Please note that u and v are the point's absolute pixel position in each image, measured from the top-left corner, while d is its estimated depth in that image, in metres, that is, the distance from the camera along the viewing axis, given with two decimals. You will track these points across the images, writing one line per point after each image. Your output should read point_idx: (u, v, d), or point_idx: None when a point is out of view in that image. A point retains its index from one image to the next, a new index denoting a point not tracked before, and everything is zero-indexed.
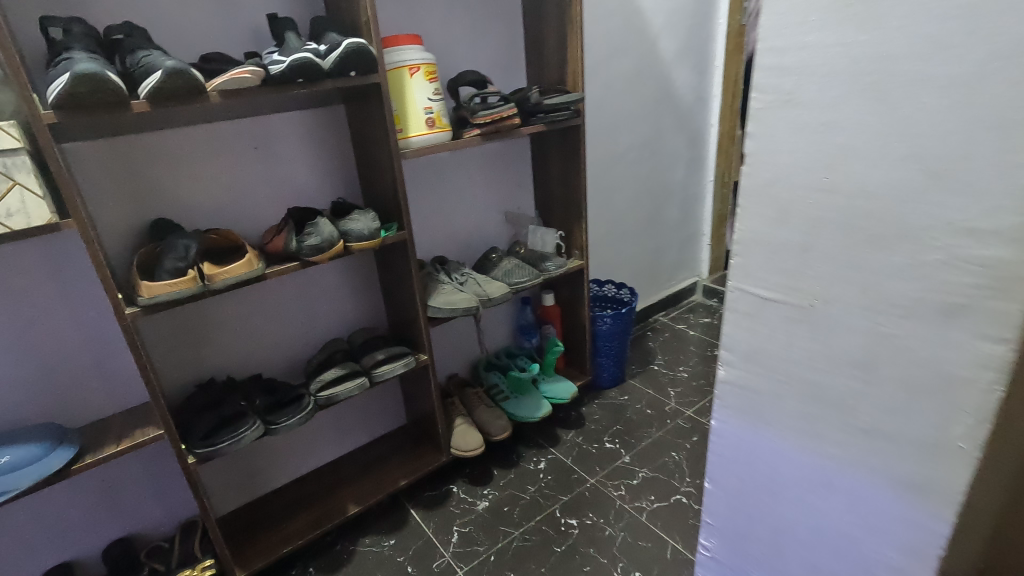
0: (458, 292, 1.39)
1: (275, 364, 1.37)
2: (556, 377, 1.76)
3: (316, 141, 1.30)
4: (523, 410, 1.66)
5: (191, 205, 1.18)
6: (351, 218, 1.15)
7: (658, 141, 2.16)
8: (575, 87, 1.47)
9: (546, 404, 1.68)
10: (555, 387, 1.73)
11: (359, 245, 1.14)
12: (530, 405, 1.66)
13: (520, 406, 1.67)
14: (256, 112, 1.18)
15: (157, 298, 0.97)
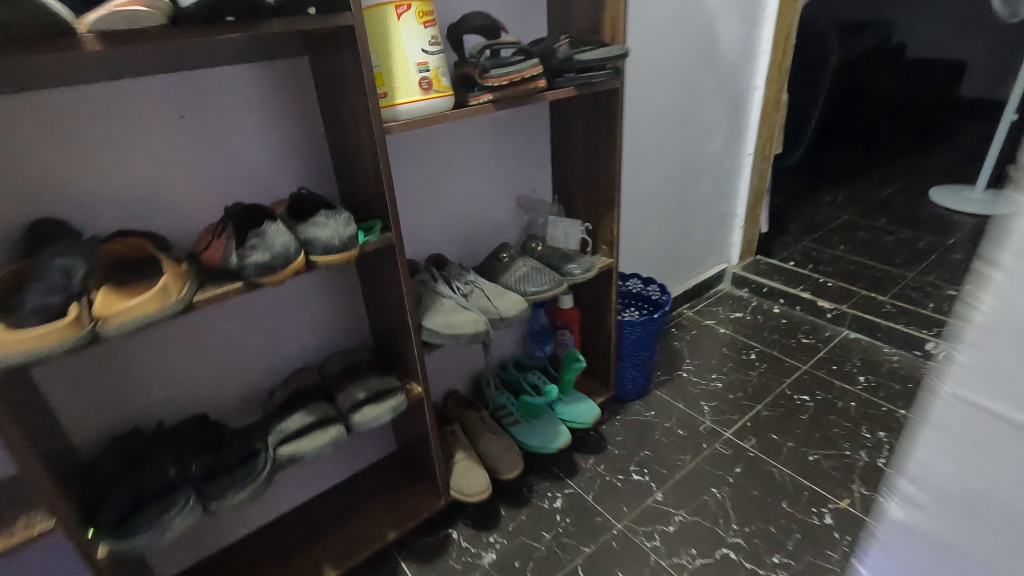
0: (462, 309, 1.07)
1: (227, 399, 1.07)
2: (576, 397, 1.47)
3: (271, 107, 0.96)
4: (537, 440, 1.37)
5: (92, 199, 0.84)
6: (314, 221, 0.82)
7: (697, 106, 1.82)
8: (614, 39, 1.12)
9: (564, 432, 1.39)
10: (575, 410, 1.44)
11: (325, 259, 0.81)
12: (545, 434, 1.38)
13: (534, 434, 1.38)
14: (178, 66, 0.83)
15: (11, 358, 0.63)
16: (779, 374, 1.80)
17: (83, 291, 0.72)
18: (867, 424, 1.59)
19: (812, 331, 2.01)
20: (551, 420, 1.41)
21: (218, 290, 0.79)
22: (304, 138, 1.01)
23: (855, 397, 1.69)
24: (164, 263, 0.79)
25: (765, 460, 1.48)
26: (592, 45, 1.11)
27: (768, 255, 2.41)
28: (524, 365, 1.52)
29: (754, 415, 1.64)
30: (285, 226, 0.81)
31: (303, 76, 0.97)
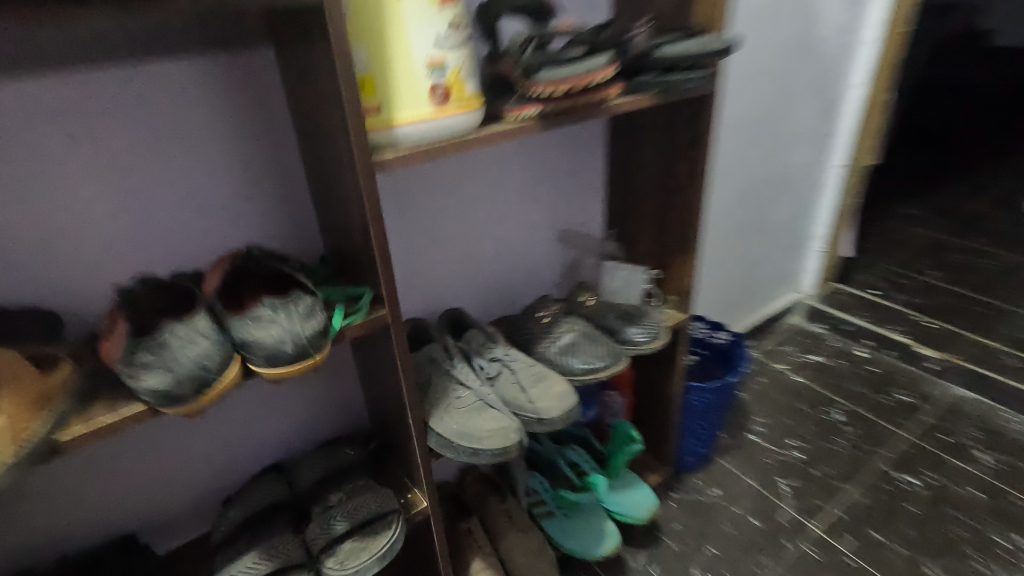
0: (490, 408, 0.77)
1: (168, 502, 0.81)
2: (627, 483, 1.19)
3: (202, 118, 0.69)
4: (580, 544, 1.10)
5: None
6: (258, 316, 0.53)
7: (785, 108, 1.46)
8: (709, 25, 0.80)
9: (613, 533, 1.12)
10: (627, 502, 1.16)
11: (270, 375, 0.52)
12: (589, 538, 1.10)
13: (575, 535, 1.11)
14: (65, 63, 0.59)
15: None
16: (873, 443, 1.46)
17: None
18: (995, 523, 1.25)
19: (909, 384, 1.65)
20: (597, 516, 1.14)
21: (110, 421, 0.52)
22: (254, 160, 0.74)
23: (976, 482, 1.34)
24: (15, 375, 0.49)
25: (867, 572, 1.16)
26: (678, 34, 0.78)
27: (846, 283, 2.04)
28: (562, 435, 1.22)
29: (848, 503, 1.30)
30: (211, 321, 0.53)
31: (251, 75, 0.71)
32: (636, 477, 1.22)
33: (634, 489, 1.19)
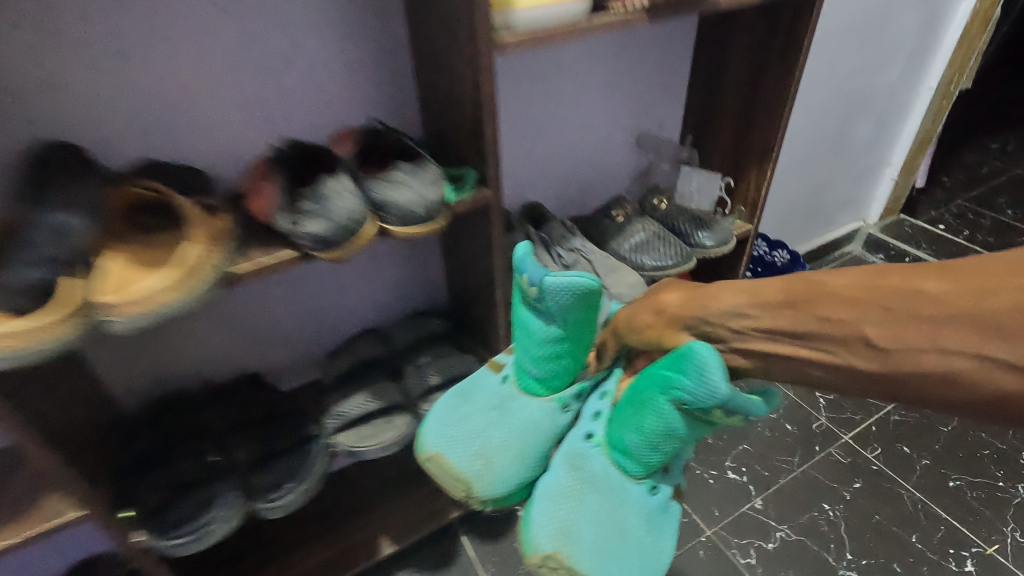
0: None
1: (281, 354, 0.92)
2: (609, 500, 0.57)
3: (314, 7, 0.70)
4: (451, 439, 0.64)
5: (88, 107, 0.63)
6: (251, 181, 0.67)
7: (883, 21, 1.37)
8: None
9: (491, 473, 0.61)
10: (582, 484, 0.57)
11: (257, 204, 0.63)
12: (463, 433, 0.64)
13: (466, 420, 0.65)
14: None
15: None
16: None
17: (90, 253, 0.53)
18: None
19: None
20: (554, 473, 0.60)
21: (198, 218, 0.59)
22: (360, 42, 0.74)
23: None
24: (160, 191, 0.60)
25: (892, 480, 1.25)
26: None
27: (913, 216, 2.00)
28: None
29: (881, 419, 1.37)
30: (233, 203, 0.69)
31: None
32: (648, 546, 0.58)
33: (621, 523, 0.57)
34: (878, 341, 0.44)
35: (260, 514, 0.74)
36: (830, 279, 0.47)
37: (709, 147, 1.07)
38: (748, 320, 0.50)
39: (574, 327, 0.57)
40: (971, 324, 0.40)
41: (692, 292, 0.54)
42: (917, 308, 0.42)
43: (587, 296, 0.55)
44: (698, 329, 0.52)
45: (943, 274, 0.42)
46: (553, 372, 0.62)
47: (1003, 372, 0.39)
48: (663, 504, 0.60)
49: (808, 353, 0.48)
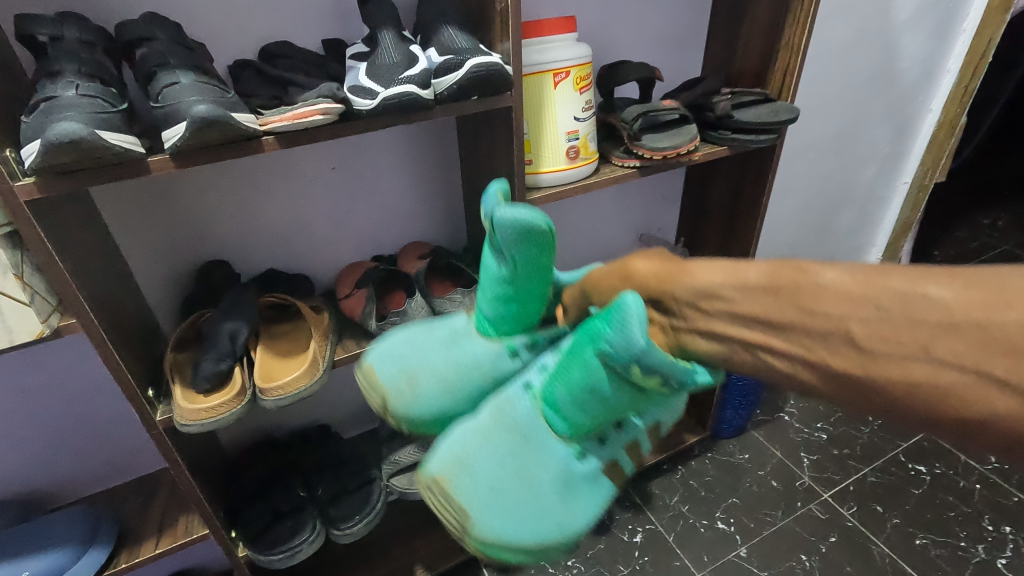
0: None
1: (346, 409, 1.15)
2: (522, 448, 0.55)
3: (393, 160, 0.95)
4: (391, 359, 0.67)
5: (235, 234, 0.89)
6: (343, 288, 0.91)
7: (856, 134, 1.53)
8: (780, 94, 0.98)
9: (411, 392, 0.64)
10: (492, 421, 0.56)
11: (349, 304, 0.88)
12: (402, 357, 0.67)
13: (413, 344, 0.68)
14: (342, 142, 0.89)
15: (191, 425, 0.69)
16: (894, 436, 1.54)
17: (246, 350, 0.77)
18: (992, 514, 1.34)
19: None
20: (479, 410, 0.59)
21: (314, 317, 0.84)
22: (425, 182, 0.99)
23: (982, 479, 1.42)
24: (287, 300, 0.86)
25: (865, 534, 1.32)
26: (757, 99, 0.96)
27: None
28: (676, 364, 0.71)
29: (860, 478, 1.44)
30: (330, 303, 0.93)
31: (440, 136, 0.96)
32: (557, 510, 0.54)
33: (533, 478, 0.55)
34: (861, 340, 0.39)
35: (334, 538, 0.95)
36: (827, 274, 0.42)
37: (700, 246, 1.29)
38: (720, 295, 0.46)
39: (520, 265, 0.58)
40: (978, 339, 0.35)
41: (663, 267, 0.50)
42: (918, 312, 0.37)
43: (533, 228, 0.56)
44: (653, 301, 0.50)
45: (954, 278, 0.37)
46: (501, 313, 0.63)
47: (1002, 394, 0.34)
48: (595, 477, 0.57)
49: (777, 347, 0.43)
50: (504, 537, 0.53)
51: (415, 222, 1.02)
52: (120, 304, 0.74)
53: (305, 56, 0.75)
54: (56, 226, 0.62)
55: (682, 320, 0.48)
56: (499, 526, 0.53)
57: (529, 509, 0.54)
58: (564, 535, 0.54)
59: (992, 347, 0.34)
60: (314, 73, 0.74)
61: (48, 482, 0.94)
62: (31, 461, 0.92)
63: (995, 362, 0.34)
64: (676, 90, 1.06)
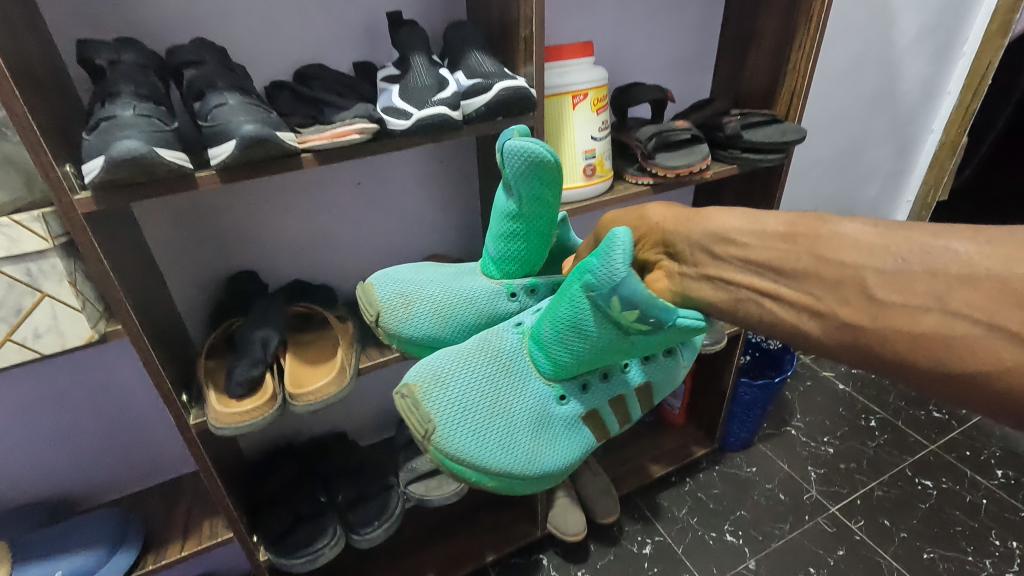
0: None
1: (364, 418, 1.18)
2: (504, 380, 0.64)
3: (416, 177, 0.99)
4: (399, 278, 0.74)
5: (264, 245, 0.92)
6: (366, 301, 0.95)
7: (858, 153, 1.57)
8: (788, 116, 1.02)
9: (405, 312, 0.70)
10: (480, 352, 0.64)
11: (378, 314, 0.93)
12: (407, 279, 0.74)
13: (418, 273, 0.75)
14: (370, 159, 0.93)
15: (225, 428, 0.72)
16: (901, 450, 1.55)
17: (276, 357, 0.81)
18: (997, 528, 1.35)
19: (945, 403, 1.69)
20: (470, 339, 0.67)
21: (341, 327, 0.87)
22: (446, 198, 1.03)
23: (988, 494, 1.43)
24: (315, 311, 0.90)
25: (872, 547, 1.33)
26: (765, 119, 1.00)
27: None
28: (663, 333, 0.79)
29: (867, 492, 1.44)
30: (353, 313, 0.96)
31: (462, 154, 1.00)
32: (525, 440, 0.63)
33: (507, 404, 0.63)
34: (877, 290, 0.42)
35: (353, 543, 0.97)
36: (850, 226, 0.45)
37: None
38: (736, 238, 0.51)
39: (530, 204, 0.63)
40: (993, 291, 0.38)
41: (683, 213, 0.55)
42: (939, 265, 0.40)
43: (543, 167, 0.60)
44: (666, 246, 0.56)
45: (979, 234, 0.40)
46: (507, 249, 0.68)
47: (1009, 346, 0.37)
48: (565, 417, 0.66)
49: (784, 293, 0.48)
50: (470, 455, 0.60)
51: (435, 236, 1.05)
52: (158, 311, 0.77)
53: (337, 78, 0.79)
54: (106, 238, 0.65)
55: (692, 266, 0.54)
56: (468, 443, 0.60)
57: (501, 432, 0.61)
58: (529, 466, 0.62)
59: (1003, 296, 0.37)
60: (347, 93, 0.78)
61: (74, 484, 0.97)
62: (60, 463, 0.94)
63: (1002, 315, 0.37)
64: (686, 111, 1.10)
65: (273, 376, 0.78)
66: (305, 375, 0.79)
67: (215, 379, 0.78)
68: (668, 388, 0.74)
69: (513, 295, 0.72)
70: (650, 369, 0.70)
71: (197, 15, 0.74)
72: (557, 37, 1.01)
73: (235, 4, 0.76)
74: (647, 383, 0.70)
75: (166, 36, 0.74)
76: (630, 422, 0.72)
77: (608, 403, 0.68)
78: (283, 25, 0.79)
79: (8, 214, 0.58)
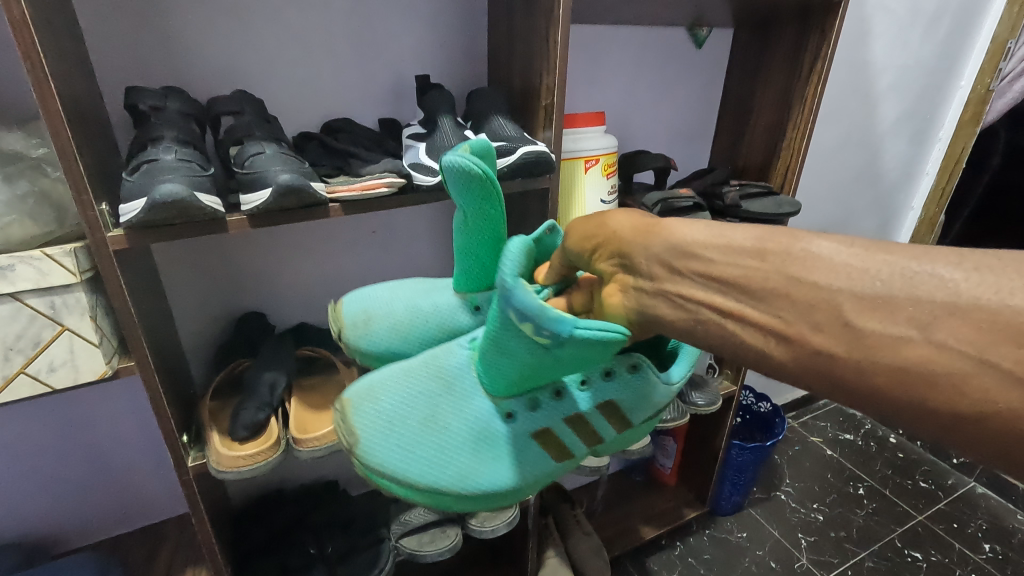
0: None
1: (358, 467, 1.16)
2: (442, 397, 0.61)
3: (427, 228, 1.01)
4: (364, 293, 0.69)
5: (275, 288, 0.93)
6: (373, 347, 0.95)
7: (845, 226, 1.64)
8: (783, 188, 1.07)
9: (364, 330, 0.66)
10: (424, 367, 0.61)
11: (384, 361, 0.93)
12: (369, 293, 0.69)
13: (384, 286, 0.69)
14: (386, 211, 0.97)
15: (227, 472, 0.71)
16: (890, 519, 1.54)
17: (281, 401, 0.80)
18: None
19: (932, 474, 1.71)
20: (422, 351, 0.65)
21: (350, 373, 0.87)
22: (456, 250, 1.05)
23: (977, 569, 1.42)
24: (324, 355, 0.91)
25: None
26: (762, 191, 1.05)
27: None
28: (656, 351, 0.68)
29: (858, 563, 1.42)
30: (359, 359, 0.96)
31: None
32: (459, 460, 0.60)
33: (441, 421, 0.60)
34: (854, 318, 0.38)
35: None
36: (822, 244, 0.41)
37: None
38: (699, 251, 0.46)
39: (472, 221, 0.57)
40: (983, 324, 0.34)
41: (641, 222, 0.51)
42: (922, 293, 0.36)
43: (477, 182, 0.55)
44: (622, 256, 0.51)
45: (964, 259, 0.36)
46: (462, 267, 0.62)
47: (1001, 385, 0.33)
48: (509, 435, 0.61)
49: (752, 316, 0.43)
50: (396, 471, 0.59)
51: None
52: (165, 348, 0.77)
53: (363, 132, 0.83)
54: (129, 275, 0.66)
55: (647, 279, 0.49)
56: (393, 459, 0.59)
57: (430, 450, 0.59)
58: (462, 484, 0.60)
59: (993, 326, 0.33)
60: (372, 147, 0.81)
61: (51, 525, 0.93)
62: (40, 503, 0.91)
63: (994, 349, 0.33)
64: (688, 179, 1.16)
65: (277, 421, 0.77)
66: (312, 422, 0.78)
67: (219, 422, 0.78)
68: (644, 409, 0.62)
69: (479, 309, 0.66)
70: (608, 386, 0.60)
71: (235, 67, 0.78)
72: (570, 106, 1.07)
73: (272, 59, 0.80)
74: (609, 403, 0.61)
75: (205, 86, 0.77)
76: (597, 442, 0.64)
77: (562, 421, 0.61)
78: (315, 81, 0.84)
79: (41, 247, 0.58)
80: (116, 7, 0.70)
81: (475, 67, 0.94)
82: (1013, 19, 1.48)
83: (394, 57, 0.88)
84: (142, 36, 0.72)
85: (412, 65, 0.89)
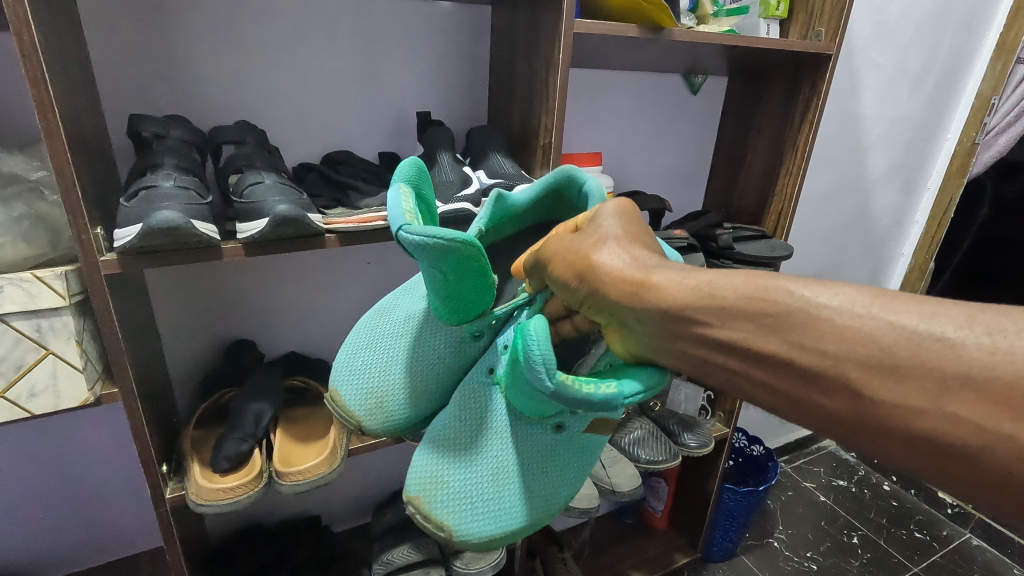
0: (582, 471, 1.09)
1: (341, 500, 1.13)
2: (489, 442, 0.59)
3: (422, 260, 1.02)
4: (355, 363, 0.65)
5: (268, 316, 0.93)
6: None
7: (836, 270, 1.66)
8: (775, 232, 1.08)
9: (382, 413, 0.63)
10: (466, 424, 0.59)
11: None
12: (360, 365, 0.64)
13: (371, 350, 0.65)
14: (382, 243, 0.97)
15: (205, 504, 0.69)
16: (885, 571, 1.50)
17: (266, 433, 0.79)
18: None
19: (926, 524, 1.68)
20: (449, 411, 0.62)
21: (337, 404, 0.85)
22: None
23: None
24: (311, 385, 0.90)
25: None
26: (754, 235, 1.06)
27: None
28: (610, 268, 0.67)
29: None
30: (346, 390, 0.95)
31: None
32: (538, 491, 0.58)
33: (505, 466, 0.57)
34: (859, 383, 0.37)
35: None
36: (820, 300, 0.39)
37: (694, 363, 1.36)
38: (691, 317, 0.44)
39: (454, 275, 0.54)
40: (995, 397, 0.32)
41: (628, 281, 0.47)
42: (933, 362, 0.34)
43: (451, 250, 0.51)
44: (611, 317, 0.49)
45: (974, 323, 0.34)
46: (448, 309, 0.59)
47: (1018, 460, 0.31)
48: (565, 441, 0.60)
49: (754, 373, 0.43)
50: (496, 537, 0.56)
51: None
52: (151, 374, 0.76)
53: (363, 164, 0.84)
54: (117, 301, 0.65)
55: (645, 333, 0.48)
56: (493, 526, 0.56)
57: (513, 496, 0.57)
58: (552, 506, 0.59)
59: (1006, 399, 0.32)
60: (371, 180, 0.82)
61: (17, 555, 0.89)
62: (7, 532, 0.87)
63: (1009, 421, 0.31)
64: (682, 220, 1.17)
65: (260, 453, 0.75)
66: (295, 455, 0.76)
67: (201, 454, 0.76)
68: None
69: (478, 333, 0.63)
70: None
71: (239, 99, 0.80)
72: (568, 146, 1.09)
73: (276, 93, 0.82)
74: None
75: (208, 115, 0.79)
76: None
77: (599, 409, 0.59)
78: (318, 114, 0.85)
79: (31, 270, 0.58)
80: (125, 37, 0.71)
81: (476, 106, 0.96)
82: (997, 76, 1.53)
83: (396, 93, 0.90)
84: (149, 66, 0.74)
85: (414, 102, 0.91)
